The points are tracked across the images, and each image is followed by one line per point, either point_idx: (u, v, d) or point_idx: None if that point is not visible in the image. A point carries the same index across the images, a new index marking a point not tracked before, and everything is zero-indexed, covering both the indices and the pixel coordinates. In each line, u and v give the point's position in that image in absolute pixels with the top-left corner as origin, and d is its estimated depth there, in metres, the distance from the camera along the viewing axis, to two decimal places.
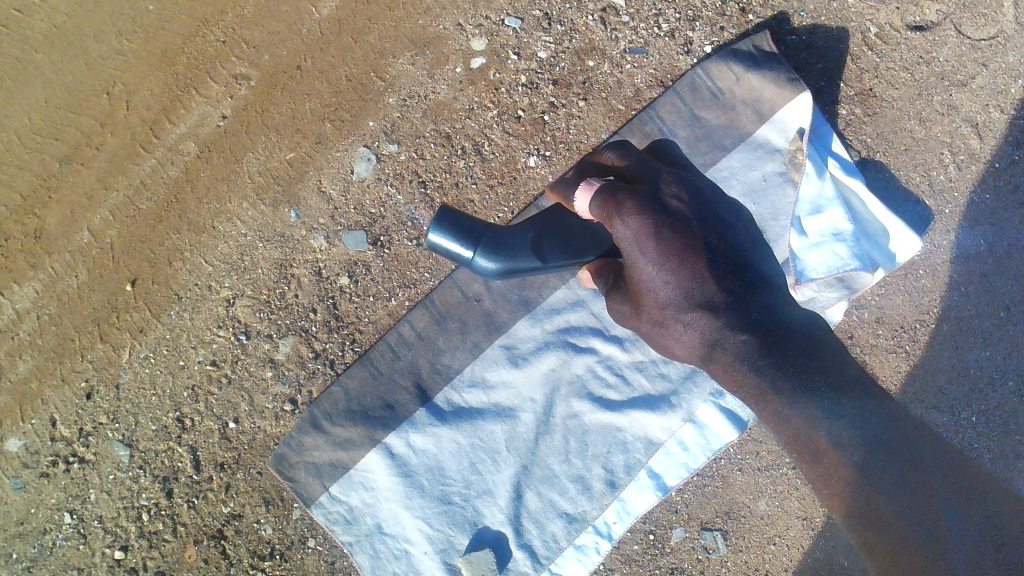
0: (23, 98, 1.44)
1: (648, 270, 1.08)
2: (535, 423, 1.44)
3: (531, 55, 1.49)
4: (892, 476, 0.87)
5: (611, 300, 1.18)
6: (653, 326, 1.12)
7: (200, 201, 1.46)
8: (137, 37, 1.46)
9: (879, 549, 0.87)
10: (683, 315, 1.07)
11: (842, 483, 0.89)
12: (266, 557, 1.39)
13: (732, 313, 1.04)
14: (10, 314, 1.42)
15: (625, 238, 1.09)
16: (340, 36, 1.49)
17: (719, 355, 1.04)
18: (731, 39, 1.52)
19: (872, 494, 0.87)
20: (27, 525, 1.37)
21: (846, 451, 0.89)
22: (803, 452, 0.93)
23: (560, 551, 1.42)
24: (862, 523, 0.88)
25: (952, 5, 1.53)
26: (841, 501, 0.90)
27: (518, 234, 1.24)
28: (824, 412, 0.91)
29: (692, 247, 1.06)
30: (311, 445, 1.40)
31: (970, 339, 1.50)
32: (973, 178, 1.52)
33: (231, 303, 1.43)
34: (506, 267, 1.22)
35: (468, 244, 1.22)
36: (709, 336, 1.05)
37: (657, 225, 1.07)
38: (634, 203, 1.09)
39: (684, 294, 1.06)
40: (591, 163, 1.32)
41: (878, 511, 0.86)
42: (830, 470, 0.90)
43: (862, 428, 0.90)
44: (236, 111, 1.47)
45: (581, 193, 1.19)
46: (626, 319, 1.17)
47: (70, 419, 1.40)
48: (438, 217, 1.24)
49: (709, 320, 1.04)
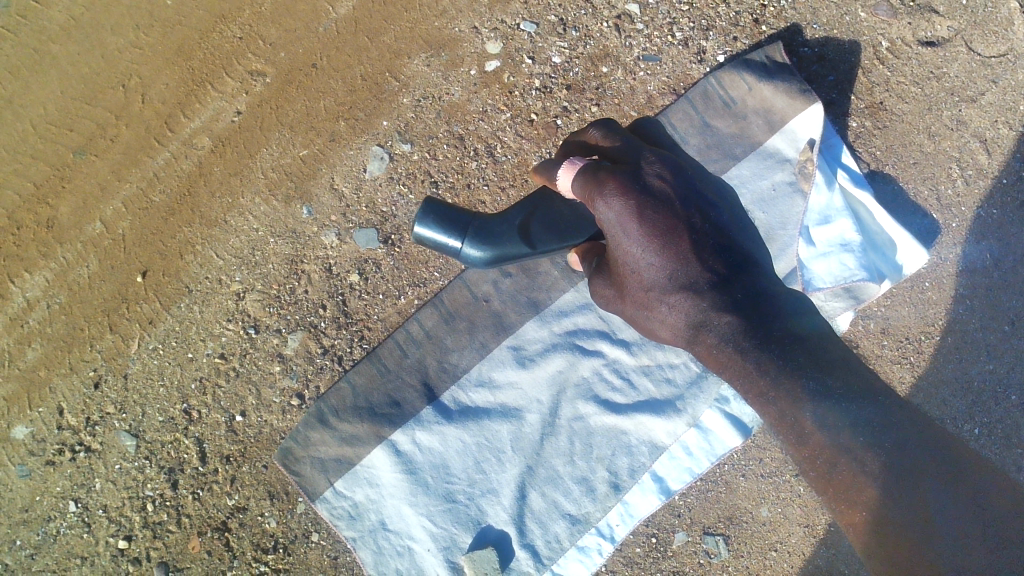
0: (40, 88, 1.45)
1: (631, 251, 1.09)
2: (540, 424, 1.45)
3: (546, 59, 1.51)
4: (880, 459, 0.88)
5: (594, 284, 1.19)
6: (638, 309, 1.13)
7: (213, 195, 1.47)
8: (154, 32, 1.48)
9: (865, 531, 0.87)
10: (667, 297, 1.08)
11: (826, 463, 0.91)
12: (269, 551, 1.39)
13: (719, 295, 1.06)
14: (20, 302, 1.42)
15: (608, 219, 1.10)
16: (356, 36, 1.50)
17: (704, 336, 1.06)
18: (744, 49, 1.53)
19: (854, 471, 0.88)
20: (32, 512, 1.38)
21: (833, 433, 0.90)
22: (789, 436, 0.96)
23: (562, 552, 1.43)
24: (847, 503, 0.89)
25: (963, 21, 1.55)
26: (830, 483, 0.92)
27: (505, 220, 1.25)
28: (809, 394, 0.94)
29: (674, 227, 1.08)
30: (317, 440, 1.41)
31: (974, 351, 1.51)
32: (981, 193, 1.53)
33: (241, 297, 1.44)
34: (494, 255, 1.24)
35: (455, 235, 1.24)
36: (694, 317, 1.07)
37: (640, 205, 1.08)
38: (616, 182, 1.10)
39: (668, 275, 1.07)
40: (579, 141, 1.30)
41: (860, 490, 0.88)
42: (814, 450, 0.93)
43: (862, 422, 0.90)
44: (251, 107, 1.48)
45: (565, 171, 1.19)
46: (610, 303, 1.18)
47: (78, 408, 1.41)
48: (424, 210, 1.25)
49: (693, 301, 1.07)
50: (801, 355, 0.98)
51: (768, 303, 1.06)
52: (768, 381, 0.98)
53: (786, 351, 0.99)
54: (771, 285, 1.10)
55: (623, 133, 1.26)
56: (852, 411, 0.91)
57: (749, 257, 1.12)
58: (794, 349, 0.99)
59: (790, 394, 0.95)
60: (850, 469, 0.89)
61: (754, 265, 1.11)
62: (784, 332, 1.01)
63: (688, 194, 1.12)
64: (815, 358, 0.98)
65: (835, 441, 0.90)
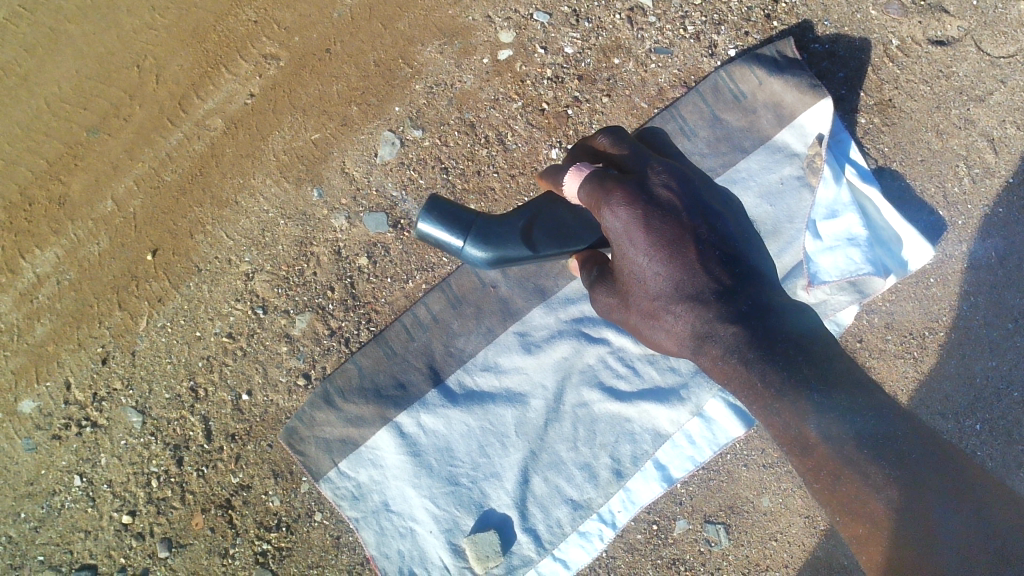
0: (55, 67, 1.46)
1: (636, 261, 1.07)
2: (545, 409, 1.46)
3: (558, 50, 1.52)
4: (884, 470, 0.87)
5: (596, 292, 1.16)
6: (643, 318, 1.10)
7: (224, 176, 1.48)
8: (171, 14, 1.49)
9: (870, 544, 0.87)
10: (672, 306, 1.05)
11: (830, 476, 0.89)
12: (272, 529, 1.40)
13: (725, 305, 1.03)
14: (30, 278, 1.43)
15: (614, 228, 1.07)
16: (371, 21, 1.51)
17: (709, 348, 1.02)
18: (755, 44, 1.54)
19: (860, 484, 0.87)
20: (37, 486, 1.39)
21: (838, 444, 0.89)
22: (792, 445, 0.93)
23: (564, 537, 1.44)
24: (852, 515, 0.88)
25: (973, 21, 1.56)
26: (833, 495, 0.90)
27: (508, 222, 1.20)
28: (814, 406, 0.91)
29: (681, 237, 1.05)
30: (323, 421, 1.42)
31: (977, 348, 1.52)
32: (987, 192, 1.54)
33: (250, 277, 1.45)
34: (496, 256, 1.19)
35: (457, 233, 1.19)
36: (700, 327, 1.03)
37: (646, 215, 1.05)
38: (622, 192, 1.07)
39: (674, 285, 1.04)
40: (586, 147, 1.27)
41: (866, 504, 0.87)
42: (819, 462, 0.90)
43: (865, 432, 0.89)
44: (265, 89, 1.49)
45: (571, 177, 1.17)
46: (613, 311, 1.15)
47: (84, 383, 1.42)
48: (427, 206, 1.20)
49: (699, 312, 1.03)
50: (805, 365, 0.96)
51: (773, 308, 1.04)
52: (772, 391, 0.95)
53: (787, 352, 0.97)
54: (777, 293, 1.06)
55: (633, 140, 1.23)
56: (855, 420, 0.90)
57: (756, 264, 1.09)
58: (798, 359, 0.96)
59: (791, 397, 0.93)
60: (854, 481, 0.88)
61: (760, 270, 1.09)
62: (787, 341, 0.98)
63: (694, 197, 1.09)
64: (819, 367, 0.95)
65: (839, 453, 0.89)
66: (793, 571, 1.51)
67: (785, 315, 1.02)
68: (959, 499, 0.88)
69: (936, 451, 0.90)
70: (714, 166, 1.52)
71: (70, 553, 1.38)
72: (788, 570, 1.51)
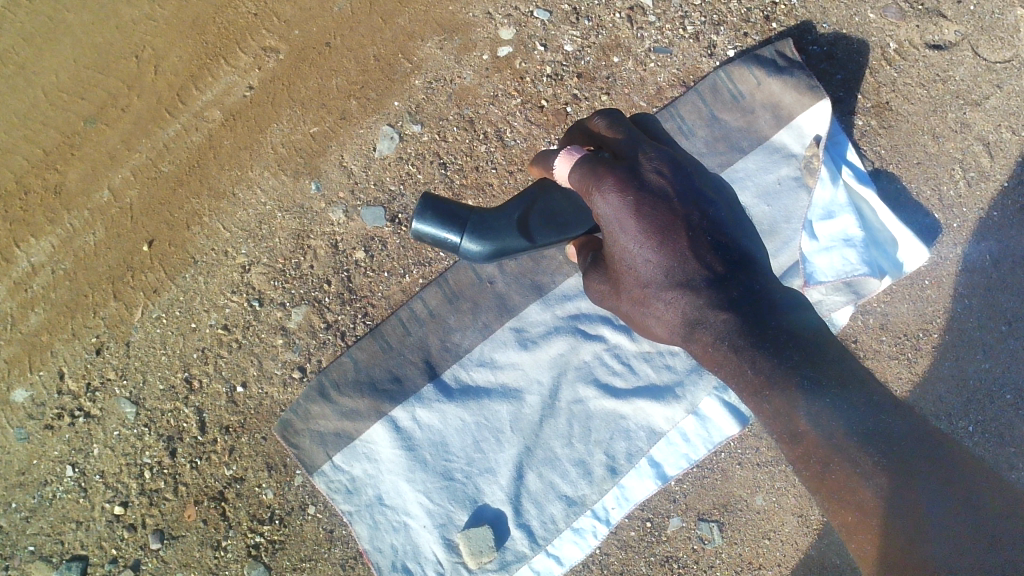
0: (54, 57, 1.45)
1: (628, 248, 1.07)
2: (539, 405, 1.46)
3: (557, 47, 1.52)
4: (875, 459, 0.87)
5: (589, 278, 1.18)
6: (634, 306, 1.11)
7: (222, 168, 1.47)
8: (170, 5, 1.48)
9: (859, 531, 0.87)
10: (664, 294, 1.06)
11: (820, 464, 0.90)
12: (265, 522, 1.40)
13: (718, 295, 1.03)
14: (24, 267, 1.43)
15: (606, 215, 1.08)
16: (371, 16, 1.51)
17: (700, 335, 1.03)
18: (754, 45, 1.55)
19: (848, 472, 0.88)
20: (29, 475, 1.38)
21: (827, 433, 0.89)
22: (783, 434, 0.94)
23: (558, 533, 1.44)
24: (840, 502, 0.89)
25: (970, 26, 1.57)
26: (823, 483, 0.90)
27: (504, 214, 1.19)
28: (804, 396, 0.91)
29: (672, 225, 1.05)
30: (317, 414, 1.41)
31: (971, 350, 1.53)
32: (983, 195, 1.55)
33: (246, 269, 1.44)
34: (494, 249, 1.18)
35: (453, 230, 1.20)
36: (689, 315, 1.04)
37: (639, 202, 1.05)
38: (614, 177, 1.07)
39: (666, 273, 1.05)
40: (581, 135, 1.26)
41: (855, 490, 0.87)
42: (808, 450, 0.91)
43: (857, 421, 0.89)
44: (264, 82, 1.49)
45: (562, 161, 1.16)
46: (605, 299, 1.16)
47: (78, 373, 1.41)
48: (421, 206, 1.21)
49: (691, 300, 1.04)
50: (798, 354, 0.96)
51: (769, 302, 1.04)
52: (764, 382, 0.95)
53: (781, 347, 0.97)
54: (775, 287, 1.06)
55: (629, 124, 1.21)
56: (847, 409, 0.90)
57: (754, 258, 1.09)
58: (791, 351, 0.96)
59: (786, 392, 0.93)
60: (844, 469, 0.88)
61: (758, 262, 1.09)
62: (779, 330, 0.99)
63: (693, 191, 1.10)
64: (814, 358, 0.96)
65: (829, 441, 0.89)
66: (785, 569, 1.52)
67: (781, 308, 1.02)
68: (955, 494, 0.87)
69: (932, 445, 0.90)
70: (713, 165, 1.53)
71: (61, 544, 1.37)
72: (781, 569, 1.51)
